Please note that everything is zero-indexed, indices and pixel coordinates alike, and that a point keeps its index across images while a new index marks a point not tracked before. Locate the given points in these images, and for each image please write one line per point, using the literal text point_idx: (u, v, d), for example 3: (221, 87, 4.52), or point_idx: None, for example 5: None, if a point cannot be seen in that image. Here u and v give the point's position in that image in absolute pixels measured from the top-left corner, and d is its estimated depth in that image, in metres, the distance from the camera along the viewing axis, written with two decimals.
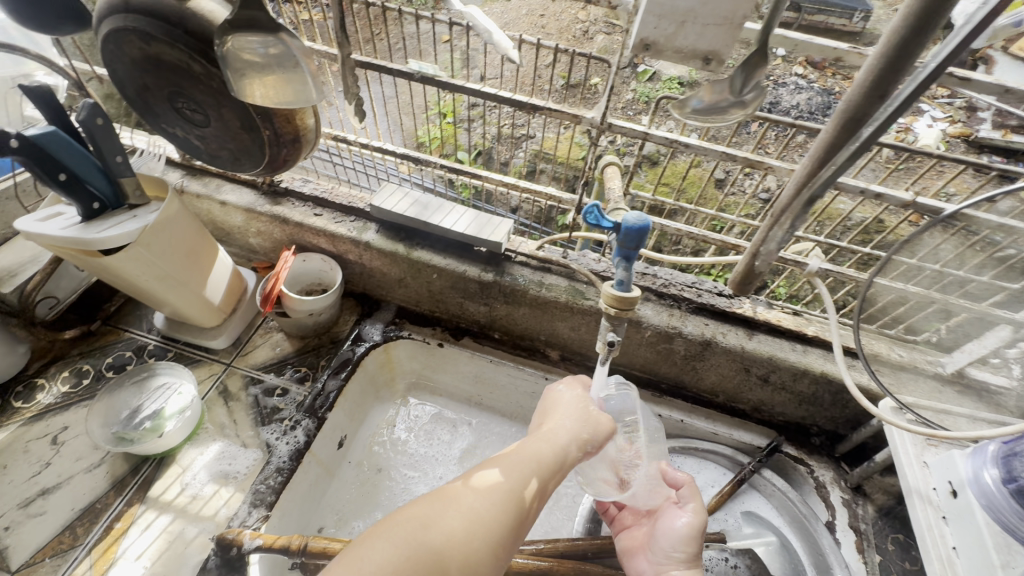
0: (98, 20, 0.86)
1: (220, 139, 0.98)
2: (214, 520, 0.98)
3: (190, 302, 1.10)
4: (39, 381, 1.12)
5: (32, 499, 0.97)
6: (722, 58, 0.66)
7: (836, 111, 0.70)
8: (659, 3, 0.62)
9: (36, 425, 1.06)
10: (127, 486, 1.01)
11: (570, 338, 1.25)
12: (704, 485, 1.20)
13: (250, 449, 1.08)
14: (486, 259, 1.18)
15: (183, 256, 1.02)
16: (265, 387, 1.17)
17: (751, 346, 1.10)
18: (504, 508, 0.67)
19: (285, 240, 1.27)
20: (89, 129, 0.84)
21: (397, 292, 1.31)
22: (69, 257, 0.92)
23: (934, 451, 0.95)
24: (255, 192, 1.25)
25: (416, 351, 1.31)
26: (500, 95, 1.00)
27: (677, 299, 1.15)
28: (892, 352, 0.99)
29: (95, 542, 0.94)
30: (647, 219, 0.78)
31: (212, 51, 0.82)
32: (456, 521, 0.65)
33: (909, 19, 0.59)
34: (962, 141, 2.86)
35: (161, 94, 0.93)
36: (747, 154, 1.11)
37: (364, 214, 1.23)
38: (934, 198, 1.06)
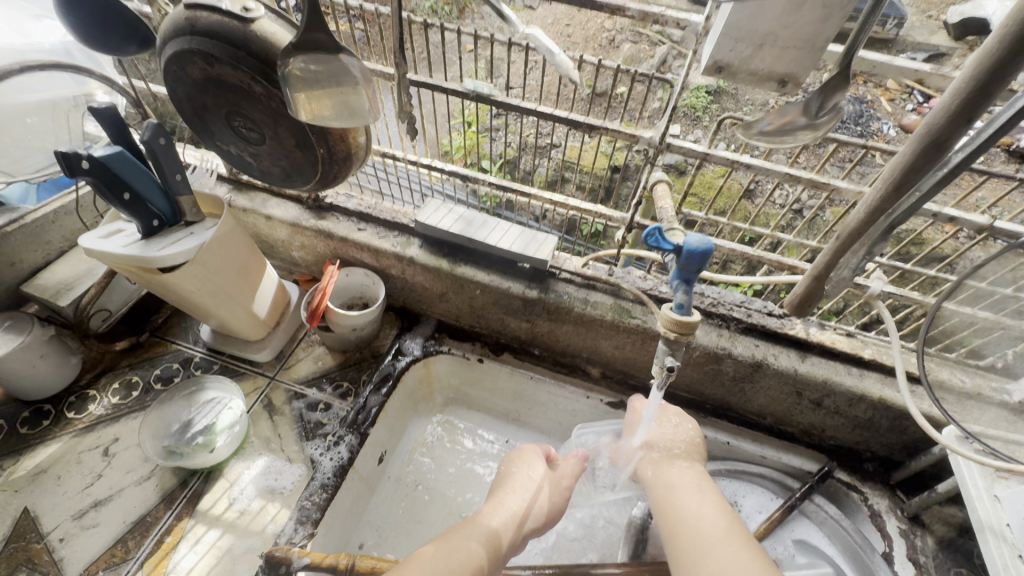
0: (162, 41, 0.88)
1: (273, 155, 0.99)
2: (261, 536, 0.98)
3: (239, 316, 1.11)
4: (90, 393, 1.14)
5: (85, 511, 0.98)
6: (799, 80, 0.64)
7: (914, 134, 0.68)
8: (738, 26, 0.60)
9: (88, 436, 1.08)
10: (176, 500, 1.01)
11: (613, 356, 1.23)
12: (751, 512, 1.16)
13: (295, 463, 1.08)
14: (530, 276, 1.17)
15: (237, 272, 1.04)
16: (309, 402, 1.17)
17: (804, 369, 1.06)
18: None
19: (329, 254, 1.28)
20: (152, 148, 0.85)
21: (438, 307, 1.30)
22: (128, 273, 0.94)
23: (1005, 484, 0.91)
24: (300, 207, 1.26)
25: (456, 367, 1.31)
26: (552, 113, 0.99)
27: (726, 319, 1.13)
28: (955, 378, 0.96)
29: (146, 556, 0.94)
30: (710, 241, 0.77)
31: (273, 73, 0.83)
32: None
33: (1003, 45, 0.56)
34: (1003, 151, 2.82)
35: (219, 112, 0.94)
36: (808, 174, 1.08)
37: (408, 230, 1.23)
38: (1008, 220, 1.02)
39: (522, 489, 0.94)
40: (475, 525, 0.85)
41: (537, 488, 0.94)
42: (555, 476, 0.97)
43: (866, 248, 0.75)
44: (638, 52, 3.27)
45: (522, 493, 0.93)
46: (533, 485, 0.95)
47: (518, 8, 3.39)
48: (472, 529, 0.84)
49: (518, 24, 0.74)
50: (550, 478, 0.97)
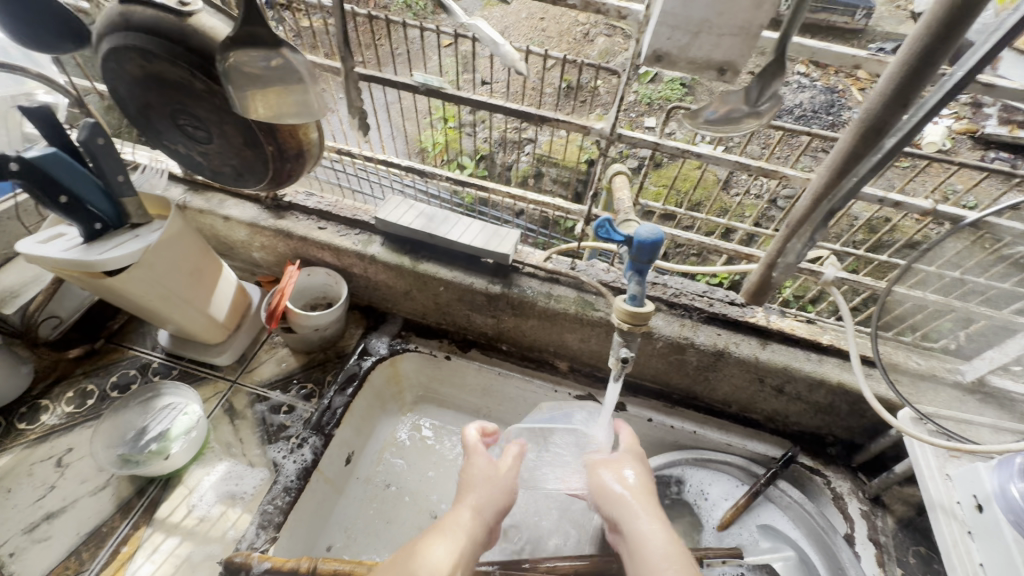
0: (97, 38, 0.85)
1: (222, 154, 0.97)
2: (221, 542, 0.97)
3: (194, 320, 1.08)
4: (43, 402, 1.11)
5: (37, 524, 0.96)
6: (738, 68, 0.64)
7: (854, 121, 0.68)
8: (673, 14, 0.60)
9: (41, 447, 1.05)
10: (133, 509, 0.99)
11: (579, 349, 1.23)
12: (717, 499, 1.17)
13: (258, 468, 1.06)
14: (493, 271, 1.16)
15: (188, 274, 1.01)
16: (271, 404, 1.16)
17: (765, 356, 1.07)
18: None
19: (290, 254, 1.26)
20: (89, 148, 0.82)
21: (404, 304, 1.29)
22: (72, 279, 0.91)
23: (956, 463, 0.93)
24: (258, 206, 1.23)
25: (424, 365, 1.30)
26: (506, 106, 0.98)
27: (688, 309, 1.13)
28: (910, 361, 0.96)
29: (101, 568, 0.92)
30: (660, 231, 0.77)
31: (213, 69, 0.81)
32: None
33: (933, 29, 0.57)
34: (968, 138, 2.88)
35: (164, 111, 0.91)
36: (761, 163, 1.08)
37: (369, 227, 1.21)
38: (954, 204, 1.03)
39: (483, 498, 0.88)
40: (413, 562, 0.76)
41: (496, 493, 0.90)
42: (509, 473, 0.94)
43: (810, 234, 0.77)
44: (612, 46, 3.27)
45: (480, 497, 0.88)
46: (490, 489, 0.90)
47: (491, 3, 3.37)
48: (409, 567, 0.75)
49: (459, 14, 0.73)
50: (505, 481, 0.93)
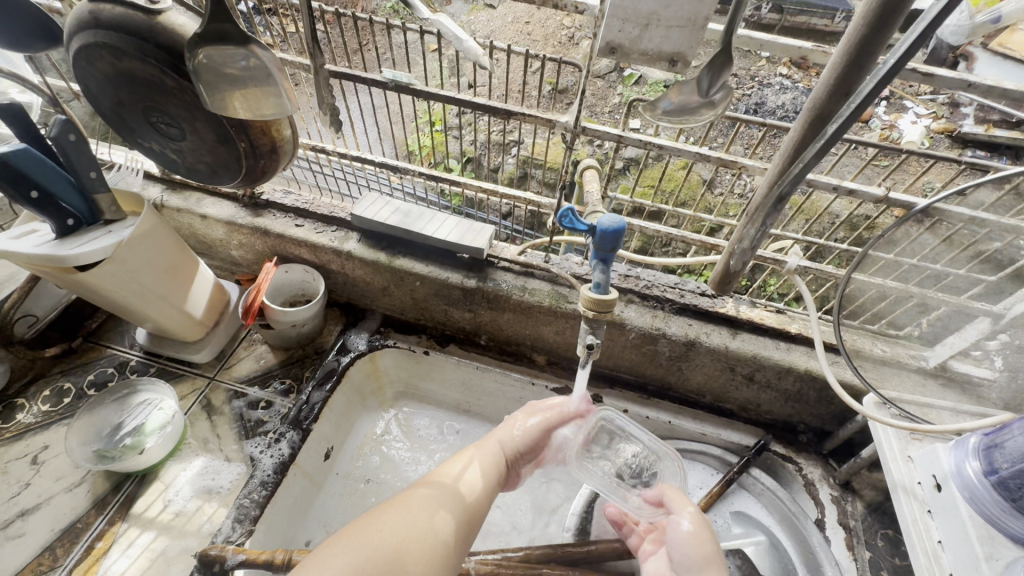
0: (68, 37, 0.86)
1: (195, 151, 0.98)
2: (197, 537, 0.97)
3: (172, 317, 1.09)
4: (19, 401, 1.11)
5: (11, 521, 0.96)
6: (688, 59, 0.66)
7: (802, 110, 0.71)
8: (622, 7, 0.63)
9: (16, 445, 1.05)
10: (109, 505, 0.99)
11: (555, 342, 1.24)
12: (694, 487, 1.19)
13: (234, 462, 1.07)
14: (468, 266, 1.18)
15: (163, 271, 1.02)
16: (249, 400, 1.16)
17: (735, 345, 1.10)
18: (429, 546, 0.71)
19: (268, 251, 1.27)
20: (61, 145, 0.83)
21: (382, 300, 1.30)
22: (47, 275, 0.92)
23: (918, 445, 0.95)
24: (236, 204, 1.24)
25: (403, 360, 1.31)
26: (474, 101, 1.01)
27: (660, 300, 1.15)
28: (875, 347, 1.00)
29: (76, 563, 0.92)
30: (622, 220, 0.78)
31: (183, 66, 0.83)
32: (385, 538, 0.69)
33: (868, 19, 0.59)
34: (945, 137, 2.93)
35: (136, 108, 0.93)
36: (721, 154, 1.11)
37: (345, 224, 1.23)
38: (905, 192, 1.03)
39: (517, 436, 0.95)
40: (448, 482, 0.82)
41: (527, 439, 0.95)
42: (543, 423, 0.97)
43: (761, 219, 0.80)
44: None
45: (509, 441, 0.94)
46: (523, 436, 0.95)
47: (478, 8, 3.40)
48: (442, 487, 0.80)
49: (422, 9, 0.75)
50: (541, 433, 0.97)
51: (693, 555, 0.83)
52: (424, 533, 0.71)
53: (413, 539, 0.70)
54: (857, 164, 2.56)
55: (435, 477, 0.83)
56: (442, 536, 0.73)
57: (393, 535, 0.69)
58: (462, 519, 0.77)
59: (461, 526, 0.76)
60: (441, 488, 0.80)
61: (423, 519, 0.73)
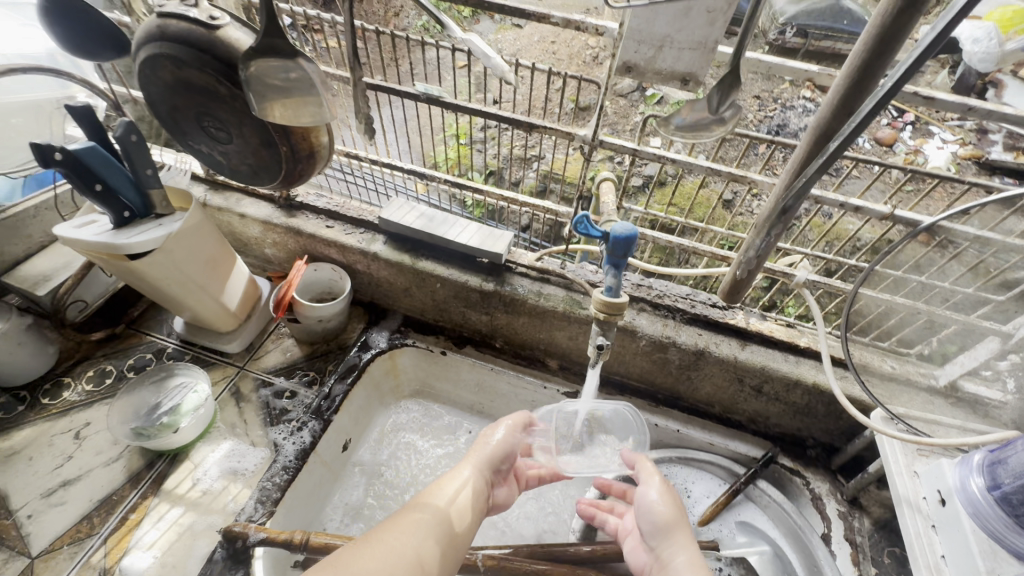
0: (136, 47, 0.96)
1: (240, 155, 1.06)
2: (222, 514, 1.03)
3: (209, 307, 1.17)
4: (65, 380, 1.19)
5: (54, 490, 1.03)
6: (698, 79, 0.71)
7: (808, 129, 0.75)
8: (638, 30, 0.68)
9: (61, 420, 1.13)
10: (142, 480, 1.06)
11: (568, 347, 1.28)
12: (700, 496, 1.21)
13: (259, 446, 1.13)
14: (487, 270, 1.24)
15: (204, 263, 1.10)
16: (276, 390, 1.23)
17: (744, 356, 1.12)
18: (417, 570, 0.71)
19: (299, 250, 1.34)
20: (124, 144, 0.92)
21: (403, 301, 1.36)
22: (101, 261, 1.00)
23: (924, 460, 0.96)
24: (272, 205, 1.33)
25: (420, 359, 1.36)
26: (499, 114, 1.07)
27: (672, 310, 1.19)
28: (883, 363, 1.00)
29: (110, 532, 0.99)
30: (634, 228, 0.83)
31: (236, 76, 0.91)
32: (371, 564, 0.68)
33: (868, 46, 0.64)
34: (973, 163, 2.89)
35: (190, 113, 1.01)
36: (732, 170, 1.15)
37: (373, 227, 1.30)
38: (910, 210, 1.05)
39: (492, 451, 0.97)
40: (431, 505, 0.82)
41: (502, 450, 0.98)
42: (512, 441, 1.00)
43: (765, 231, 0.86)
44: None
45: (483, 461, 0.95)
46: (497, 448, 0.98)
47: (506, 28, 3.52)
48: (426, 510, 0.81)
49: (454, 29, 0.82)
50: (512, 448, 1.00)
51: (657, 519, 0.90)
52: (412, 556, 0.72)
53: (402, 563, 0.69)
54: (879, 188, 2.55)
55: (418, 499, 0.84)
56: (423, 555, 0.73)
57: (378, 563, 0.68)
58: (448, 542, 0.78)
59: (443, 545, 0.77)
60: (426, 511, 0.81)
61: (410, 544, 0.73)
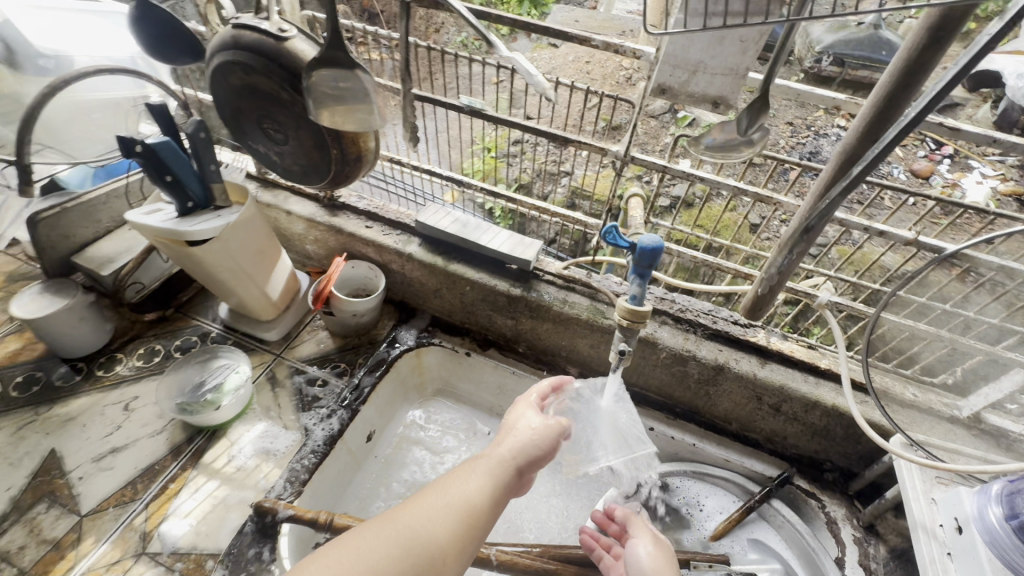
0: (210, 54, 1.05)
1: (293, 155, 1.15)
2: (253, 490, 1.09)
3: (254, 295, 1.25)
4: (118, 355, 1.28)
5: (103, 455, 1.11)
6: (729, 102, 0.76)
7: (834, 153, 0.79)
8: (674, 55, 0.74)
9: (113, 392, 1.22)
10: (183, 453, 1.13)
11: (589, 355, 1.32)
12: (712, 511, 1.22)
13: (291, 429, 1.20)
14: (516, 276, 1.29)
15: (254, 253, 1.18)
16: (308, 377, 1.29)
17: (763, 374, 1.14)
18: (452, 527, 0.69)
19: (338, 248, 1.42)
20: (194, 141, 1.01)
21: (432, 302, 1.42)
22: (163, 247, 1.09)
23: (943, 488, 0.96)
24: (317, 204, 1.41)
25: (445, 359, 1.42)
26: (536, 128, 1.13)
27: (693, 324, 1.21)
28: (905, 391, 1.01)
29: (151, 499, 1.06)
30: (660, 240, 0.87)
31: (297, 84, 1.00)
32: (405, 526, 0.68)
33: (894, 78, 0.67)
34: (1014, 199, 2.82)
35: (252, 116, 1.11)
36: (759, 191, 1.18)
37: (409, 229, 1.37)
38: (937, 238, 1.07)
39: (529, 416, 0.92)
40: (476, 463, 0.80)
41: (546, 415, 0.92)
42: (548, 424, 0.88)
43: (789, 248, 0.89)
44: None
45: (523, 434, 0.86)
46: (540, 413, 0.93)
47: (542, 47, 3.64)
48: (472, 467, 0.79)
49: (501, 48, 0.88)
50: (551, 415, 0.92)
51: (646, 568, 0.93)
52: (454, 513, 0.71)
53: (439, 523, 0.69)
54: (912, 220, 2.51)
55: (450, 473, 0.78)
56: (431, 550, 0.67)
57: (420, 524, 0.68)
58: (489, 502, 0.75)
59: (465, 531, 0.70)
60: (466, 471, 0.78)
61: (453, 505, 0.72)
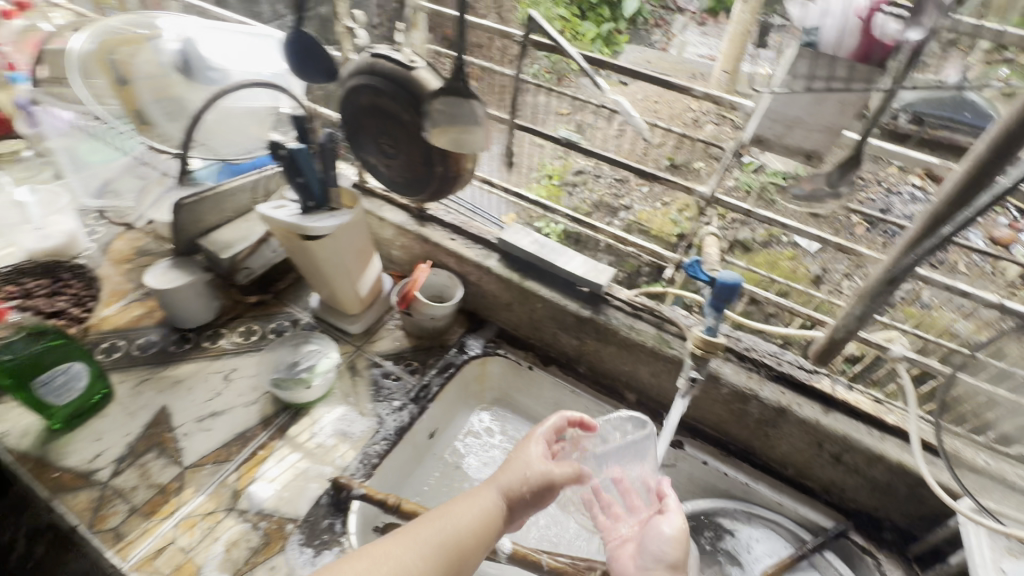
0: (345, 76, 1.21)
1: (401, 169, 1.28)
2: (330, 466, 1.19)
3: (348, 290, 1.38)
4: (223, 330, 1.44)
5: (205, 417, 1.24)
6: (822, 156, 0.82)
7: (921, 213, 0.83)
8: (774, 111, 0.80)
9: (216, 361, 1.36)
10: (271, 424, 1.25)
11: (649, 383, 1.36)
12: (761, 554, 1.22)
13: (365, 416, 1.29)
14: (586, 298, 1.36)
15: (355, 252, 1.31)
16: (384, 371, 1.40)
17: (826, 421, 1.15)
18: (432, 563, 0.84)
19: (422, 255, 1.54)
20: (325, 150, 1.15)
21: (502, 314, 1.51)
22: (283, 238, 1.23)
23: (1013, 561, 0.95)
24: (408, 214, 1.54)
25: (508, 370, 1.49)
26: (625, 163, 1.21)
27: (757, 364, 1.24)
28: (978, 457, 0.94)
29: (243, 461, 1.17)
30: (739, 278, 0.92)
31: (419, 108, 1.13)
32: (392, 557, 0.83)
33: (989, 151, 0.72)
34: None
35: (372, 131, 1.25)
36: (837, 241, 1.21)
37: (490, 245, 1.47)
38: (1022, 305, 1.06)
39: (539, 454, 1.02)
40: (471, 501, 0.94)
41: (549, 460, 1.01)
42: (557, 467, 0.99)
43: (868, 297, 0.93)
44: None
45: (521, 478, 0.98)
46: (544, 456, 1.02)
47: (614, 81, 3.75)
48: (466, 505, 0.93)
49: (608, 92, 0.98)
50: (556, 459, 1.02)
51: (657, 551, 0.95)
52: (439, 551, 0.85)
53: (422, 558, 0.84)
54: None
55: (445, 508, 0.93)
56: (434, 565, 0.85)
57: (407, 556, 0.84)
58: (470, 543, 0.89)
59: (444, 566, 0.85)
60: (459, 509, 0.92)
61: (438, 542, 0.86)
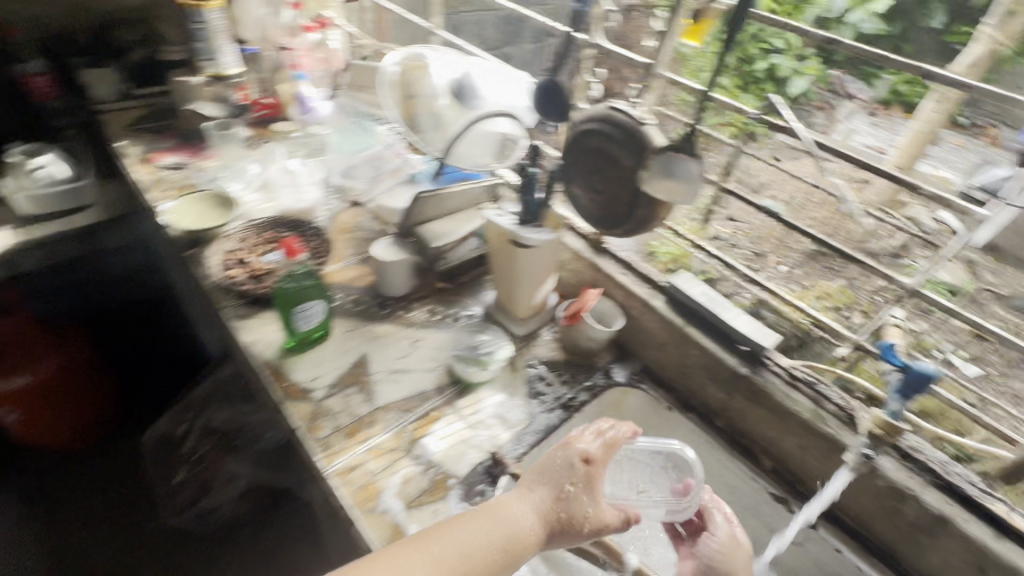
0: (578, 119, 1.42)
1: (602, 203, 1.45)
2: (488, 441, 1.36)
3: (527, 296, 1.58)
4: (414, 304, 1.70)
5: (394, 371, 1.48)
6: None
7: None
8: None
9: (406, 328, 1.61)
10: (445, 392, 1.46)
11: (792, 455, 1.37)
12: None
13: (521, 409, 1.45)
14: (745, 356, 1.42)
15: (545, 266, 1.51)
16: (539, 374, 1.56)
17: (996, 546, 1.09)
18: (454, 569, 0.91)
19: (590, 281, 1.70)
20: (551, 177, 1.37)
21: (652, 353, 1.61)
22: (495, 240, 1.47)
23: None
24: (586, 243, 1.72)
25: (646, 405, 1.58)
26: (822, 240, 1.28)
27: (922, 467, 1.21)
28: None
29: (419, 416, 1.38)
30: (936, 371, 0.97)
31: (640, 157, 1.30)
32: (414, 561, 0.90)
33: None
34: None
35: (586, 168, 1.44)
36: None
37: (657, 286, 1.59)
38: None
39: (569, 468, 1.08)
40: (499, 512, 1.01)
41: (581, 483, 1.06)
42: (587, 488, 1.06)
43: None
44: None
45: (550, 499, 1.04)
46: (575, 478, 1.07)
47: None
48: (493, 515, 1.00)
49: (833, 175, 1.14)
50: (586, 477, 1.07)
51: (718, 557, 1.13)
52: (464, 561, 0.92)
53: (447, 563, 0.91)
54: None
55: (472, 514, 1.00)
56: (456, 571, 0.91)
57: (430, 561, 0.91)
58: (494, 557, 0.95)
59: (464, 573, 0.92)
60: (486, 520, 0.99)
61: (462, 551, 0.94)
